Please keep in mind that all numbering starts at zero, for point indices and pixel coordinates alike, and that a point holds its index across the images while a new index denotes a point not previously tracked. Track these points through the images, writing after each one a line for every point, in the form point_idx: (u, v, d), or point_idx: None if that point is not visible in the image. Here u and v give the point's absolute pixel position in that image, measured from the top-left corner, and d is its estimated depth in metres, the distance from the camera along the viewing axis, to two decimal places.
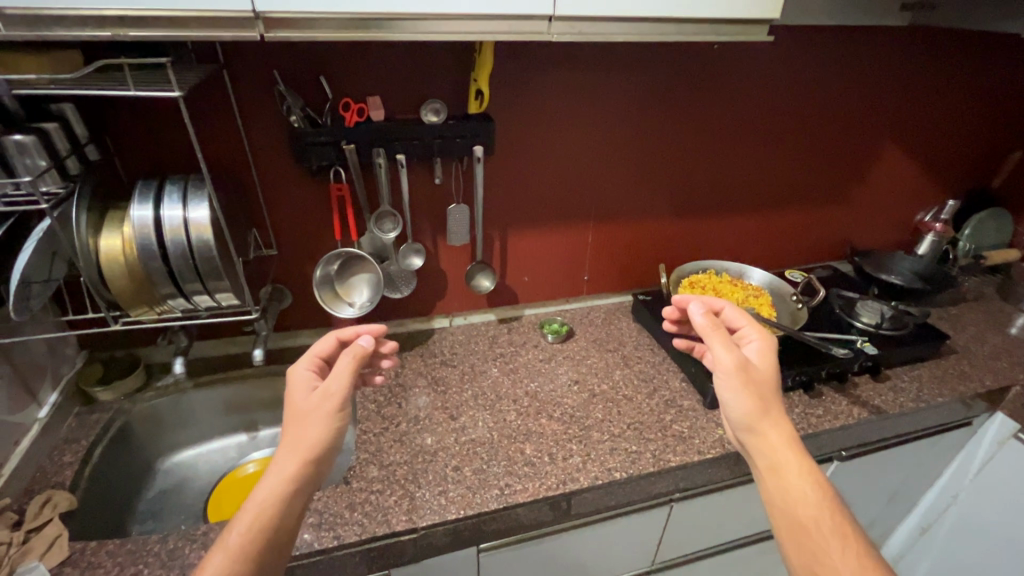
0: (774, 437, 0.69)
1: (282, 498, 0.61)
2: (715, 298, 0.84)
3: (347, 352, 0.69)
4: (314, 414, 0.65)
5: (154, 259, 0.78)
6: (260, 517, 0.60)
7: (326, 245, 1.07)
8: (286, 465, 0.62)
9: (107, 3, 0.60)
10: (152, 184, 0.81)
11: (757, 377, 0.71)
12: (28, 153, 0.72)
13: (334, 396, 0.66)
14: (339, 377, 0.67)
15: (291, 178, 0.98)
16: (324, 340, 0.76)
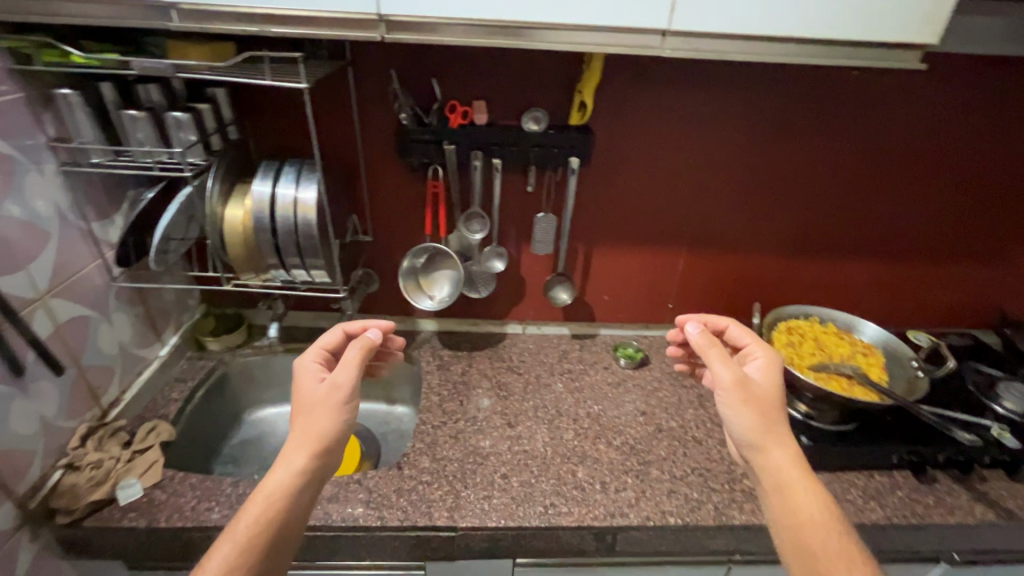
0: (780, 456, 0.67)
1: (289, 489, 0.65)
2: (718, 318, 0.84)
3: (354, 344, 0.74)
4: (320, 407, 0.70)
5: (265, 231, 0.87)
6: (269, 505, 0.63)
7: (416, 239, 1.12)
8: (296, 456, 0.66)
9: (258, 2, 0.68)
10: (274, 164, 0.90)
11: (756, 393, 0.70)
12: (183, 129, 0.83)
13: (342, 385, 0.71)
14: (346, 368, 0.73)
15: (393, 171, 1.04)
16: (329, 334, 0.80)
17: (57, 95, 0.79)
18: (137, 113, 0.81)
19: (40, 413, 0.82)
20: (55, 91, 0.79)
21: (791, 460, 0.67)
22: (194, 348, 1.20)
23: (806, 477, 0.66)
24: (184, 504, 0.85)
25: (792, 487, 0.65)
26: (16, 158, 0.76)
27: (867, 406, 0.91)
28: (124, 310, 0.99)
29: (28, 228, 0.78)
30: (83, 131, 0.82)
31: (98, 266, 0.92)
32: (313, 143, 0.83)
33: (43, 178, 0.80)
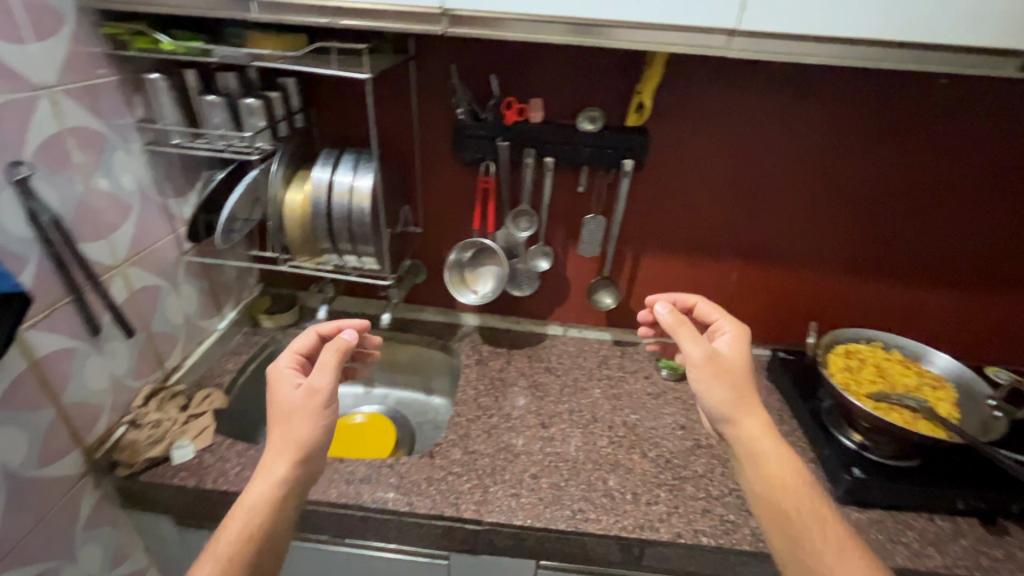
0: (750, 424, 0.75)
1: (272, 499, 0.68)
2: (688, 296, 0.91)
3: (328, 349, 0.76)
4: (298, 414, 0.72)
5: (321, 216, 0.90)
6: (252, 516, 0.66)
7: (464, 233, 1.14)
8: (276, 467, 0.69)
9: None
10: (334, 152, 0.93)
11: (726, 366, 0.77)
12: (254, 114, 0.88)
13: (319, 391, 0.73)
14: (322, 373, 0.74)
15: (447, 165, 1.06)
16: (300, 338, 0.82)
17: (147, 79, 0.85)
18: (214, 99, 0.87)
19: (111, 371, 0.88)
20: (145, 75, 0.85)
21: (759, 427, 0.75)
22: (250, 324, 1.27)
23: (773, 440, 0.74)
24: (229, 469, 0.90)
25: (763, 452, 0.73)
26: (108, 136, 0.83)
27: (931, 443, 0.84)
28: (191, 283, 1.06)
29: (113, 201, 0.85)
30: (166, 114, 0.88)
31: (171, 240, 0.99)
32: (373, 133, 0.85)
33: (128, 156, 0.87)
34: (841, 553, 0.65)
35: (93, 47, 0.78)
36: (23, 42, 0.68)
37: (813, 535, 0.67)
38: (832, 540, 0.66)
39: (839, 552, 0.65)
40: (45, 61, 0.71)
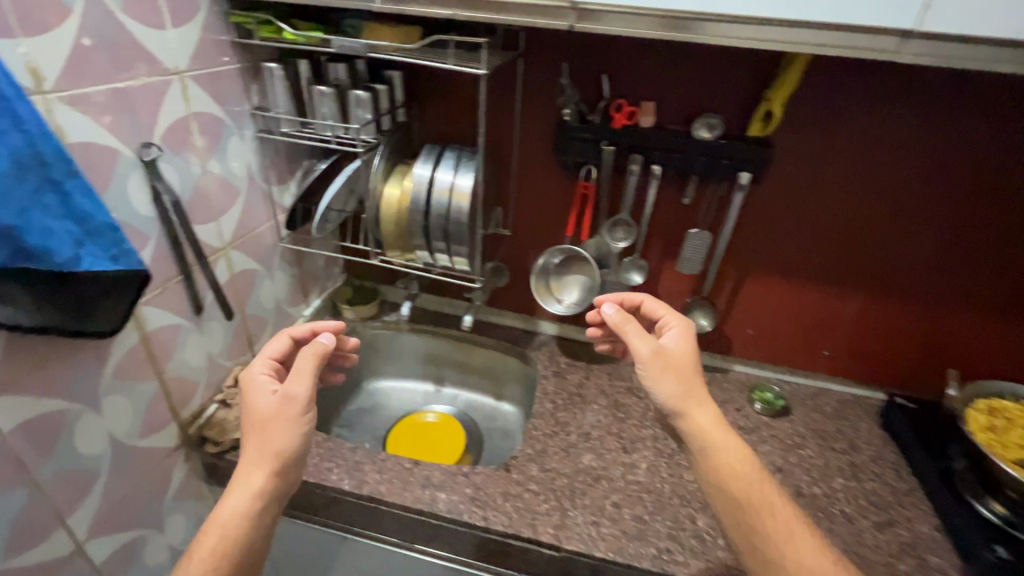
0: (701, 417, 0.72)
1: (249, 510, 0.67)
2: (634, 293, 0.87)
3: (302, 356, 0.74)
4: (273, 424, 0.71)
5: (417, 213, 0.89)
6: (228, 528, 0.66)
7: (554, 239, 1.09)
8: (253, 478, 0.68)
9: None
10: (436, 148, 0.91)
11: (670, 357, 0.75)
12: (363, 107, 0.87)
13: (294, 400, 0.72)
14: (297, 381, 0.72)
15: (544, 167, 1.02)
16: (271, 343, 0.80)
17: (265, 68, 0.86)
18: (326, 89, 0.87)
19: (208, 350, 0.90)
20: (264, 64, 0.86)
21: (709, 419, 0.72)
22: (332, 313, 1.29)
23: (726, 431, 0.71)
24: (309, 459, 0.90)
25: (715, 446, 0.70)
26: (226, 122, 0.85)
27: None
28: (284, 269, 1.08)
29: (225, 185, 0.87)
30: (279, 103, 0.89)
31: (270, 226, 1.01)
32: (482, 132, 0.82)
33: (241, 142, 0.89)
34: (789, 533, 0.65)
35: (221, 34, 0.80)
36: (162, 27, 0.70)
37: (762, 517, 0.65)
38: (783, 522, 0.65)
39: (787, 532, 0.65)
40: (178, 46, 0.73)
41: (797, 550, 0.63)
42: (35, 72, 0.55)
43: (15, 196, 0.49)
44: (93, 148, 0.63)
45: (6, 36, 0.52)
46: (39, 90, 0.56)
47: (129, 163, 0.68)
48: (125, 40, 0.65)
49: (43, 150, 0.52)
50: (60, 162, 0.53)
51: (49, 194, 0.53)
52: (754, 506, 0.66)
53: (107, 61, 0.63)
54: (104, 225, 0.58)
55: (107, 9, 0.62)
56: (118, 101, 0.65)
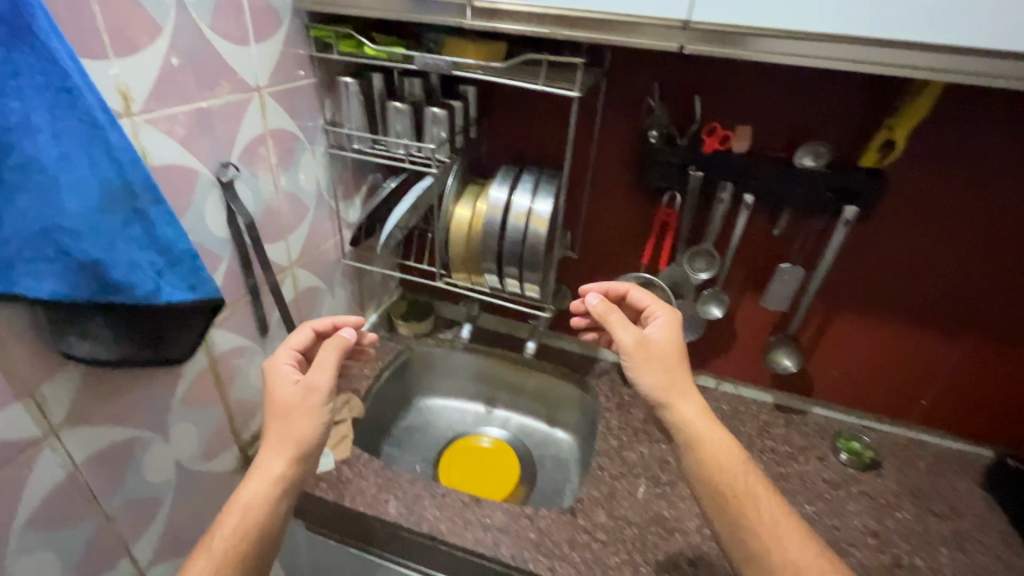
0: (685, 408, 0.70)
1: (269, 494, 0.67)
2: (619, 282, 0.82)
3: (327, 348, 0.72)
4: (296, 412, 0.69)
5: (492, 238, 0.84)
6: (248, 510, 0.66)
7: (625, 266, 1.02)
8: (274, 463, 0.68)
9: (556, 2, 0.64)
10: (513, 170, 0.87)
11: (652, 347, 0.72)
12: (438, 125, 0.83)
13: (318, 390, 0.70)
14: (320, 371, 0.71)
15: (621, 191, 0.95)
16: (296, 334, 0.75)
17: (341, 82, 0.83)
18: (401, 106, 0.83)
19: None
20: (339, 78, 0.83)
21: (693, 410, 0.70)
22: (386, 328, 1.26)
23: (711, 422, 0.70)
24: (367, 488, 0.87)
25: (700, 437, 0.69)
26: (300, 139, 0.82)
27: None
28: (344, 286, 1.05)
29: (295, 203, 0.85)
30: (352, 118, 0.86)
31: (334, 243, 0.98)
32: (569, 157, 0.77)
33: (313, 158, 0.86)
34: (780, 528, 0.64)
35: (300, 48, 0.77)
36: (246, 43, 0.67)
37: (749, 509, 0.65)
38: (771, 517, 0.64)
39: (773, 526, 0.64)
40: (260, 62, 0.70)
41: (784, 544, 0.63)
42: (124, 94, 0.53)
43: (104, 231, 0.47)
44: (174, 170, 0.61)
45: (98, 58, 0.50)
46: (127, 113, 0.53)
47: (207, 184, 0.66)
48: (210, 58, 0.62)
49: (135, 180, 0.49)
50: (150, 192, 0.50)
51: (138, 226, 0.50)
52: (742, 501, 0.65)
53: (193, 80, 0.60)
54: (187, 256, 0.55)
55: (196, 27, 0.59)
56: (200, 121, 0.63)
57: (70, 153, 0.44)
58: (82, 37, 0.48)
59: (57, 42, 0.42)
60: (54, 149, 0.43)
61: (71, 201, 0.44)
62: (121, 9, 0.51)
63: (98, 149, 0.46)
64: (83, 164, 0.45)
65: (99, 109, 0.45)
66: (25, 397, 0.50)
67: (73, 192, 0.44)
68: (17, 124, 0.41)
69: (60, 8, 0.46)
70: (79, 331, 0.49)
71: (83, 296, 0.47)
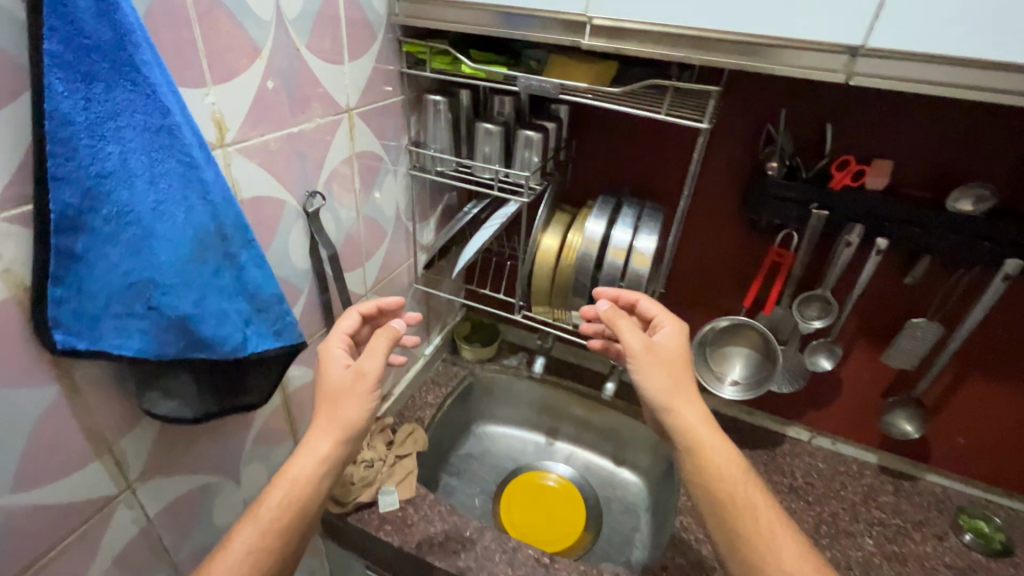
0: (689, 416, 0.61)
1: (316, 476, 0.61)
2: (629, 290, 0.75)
3: (379, 335, 0.66)
4: (346, 396, 0.63)
5: (585, 275, 0.77)
6: (292, 488, 0.60)
7: (720, 305, 0.93)
8: (319, 444, 0.62)
9: (695, 22, 0.55)
10: (611, 200, 0.80)
11: (653, 346, 0.63)
12: (531, 148, 0.76)
13: (368, 376, 0.64)
14: (372, 356, 0.65)
15: (725, 224, 0.86)
16: (347, 316, 0.68)
17: (428, 100, 0.77)
18: (492, 127, 0.76)
19: None
20: (427, 96, 0.77)
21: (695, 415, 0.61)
22: (449, 350, 1.21)
23: (713, 428, 0.61)
24: (432, 535, 0.81)
25: (701, 446, 0.60)
26: (384, 161, 0.77)
27: None
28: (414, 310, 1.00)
29: (374, 228, 0.79)
30: (437, 139, 0.79)
31: (407, 266, 0.92)
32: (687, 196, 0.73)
33: (395, 180, 0.81)
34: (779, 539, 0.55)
35: (390, 64, 0.71)
36: (340, 62, 0.61)
37: (746, 517, 0.56)
38: (765, 528, 0.56)
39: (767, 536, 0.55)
40: (353, 82, 0.65)
41: (779, 556, 0.54)
42: (220, 124, 0.48)
43: (197, 282, 0.42)
44: (263, 202, 0.56)
45: (198, 86, 0.45)
46: (220, 143, 0.48)
47: (294, 215, 0.61)
48: (306, 80, 0.57)
49: (228, 221, 0.44)
50: (241, 231, 0.46)
51: (228, 270, 0.45)
52: (738, 506, 0.57)
53: (287, 105, 0.55)
54: (271, 297, 0.50)
55: (294, 47, 0.54)
56: (291, 148, 0.58)
57: (168, 200, 0.39)
58: (183, 64, 0.43)
59: (158, 75, 0.37)
60: (151, 196, 0.38)
61: (165, 253, 0.39)
62: (222, 31, 0.46)
63: (195, 192, 0.41)
64: (180, 210, 0.40)
65: (198, 147, 0.40)
66: (103, 452, 0.46)
67: (167, 243, 0.39)
68: (113, 170, 0.36)
69: (163, 32, 0.41)
70: (163, 389, 0.45)
71: (172, 353, 0.42)
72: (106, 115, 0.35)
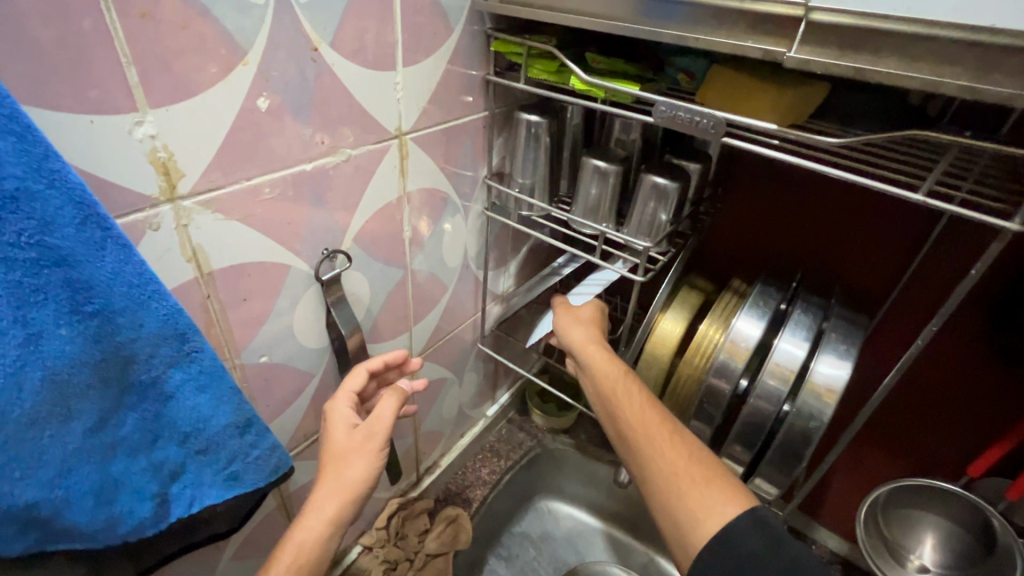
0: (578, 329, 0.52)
1: (331, 540, 0.43)
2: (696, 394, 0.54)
3: (393, 391, 0.49)
4: (356, 454, 0.45)
5: (716, 399, 0.51)
6: (302, 558, 0.41)
7: (918, 451, 0.61)
8: (328, 502, 0.43)
9: None
10: (776, 289, 0.53)
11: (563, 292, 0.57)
12: (658, 201, 0.51)
13: (382, 434, 0.46)
14: (384, 410, 0.47)
15: (957, 340, 0.54)
16: (357, 372, 0.49)
17: (520, 120, 0.55)
18: (606, 166, 0.53)
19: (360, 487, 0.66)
20: (519, 114, 0.55)
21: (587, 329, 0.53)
22: (517, 409, 1.00)
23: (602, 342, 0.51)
24: None
25: (590, 357, 0.50)
26: (450, 198, 0.57)
27: None
28: (477, 370, 0.80)
29: (431, 284, 0.60)
30: (526, 173, 0.57)
31: (472, 323, 0.72)
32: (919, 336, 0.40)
33: (464, 222, 0.61)
34: (651, 427, 0.43)
35: (472, 69, 0.51)
36: (391, 68, 0.42)
37: (618, 402, 0.46)
38: (635, 418, 0.45)
39: (636, 422, 0.44)
40: (410, 95, 0.45)
41: (660, 452, 0.42)
42: (166, 167, 0.31)
43: (56, 445, 0.25)
44: (248, 271, 0.38)
45: (117, 112, 0.27)
46: (168, 195, 0.31)
47: (302, 282, 0.43)
48: (328, 96, 0.38)
49: (127, 336, 0.27)
50: (159, 345, 0.28)
51: (130, 410, 0.28)
52: (614, 397, 0.47)
53: (293, 134, 0.37)
54: (220, 430, 0.33)
55: (308, 47, 0.35)
56: (299, 193, 0.39)
57: None
58: (79, 76, 0.26)
59: None
60: None
61: None
62: (168, 20, 0.28)
63: (52, 304, 0.24)
64: (12, 341, 0.22)
65: (58, 227, 0.23)
66: None
67: None
68: None
69: (38, 26, 0.24)
70: None
71: (15, 553, 0.26)
72: None
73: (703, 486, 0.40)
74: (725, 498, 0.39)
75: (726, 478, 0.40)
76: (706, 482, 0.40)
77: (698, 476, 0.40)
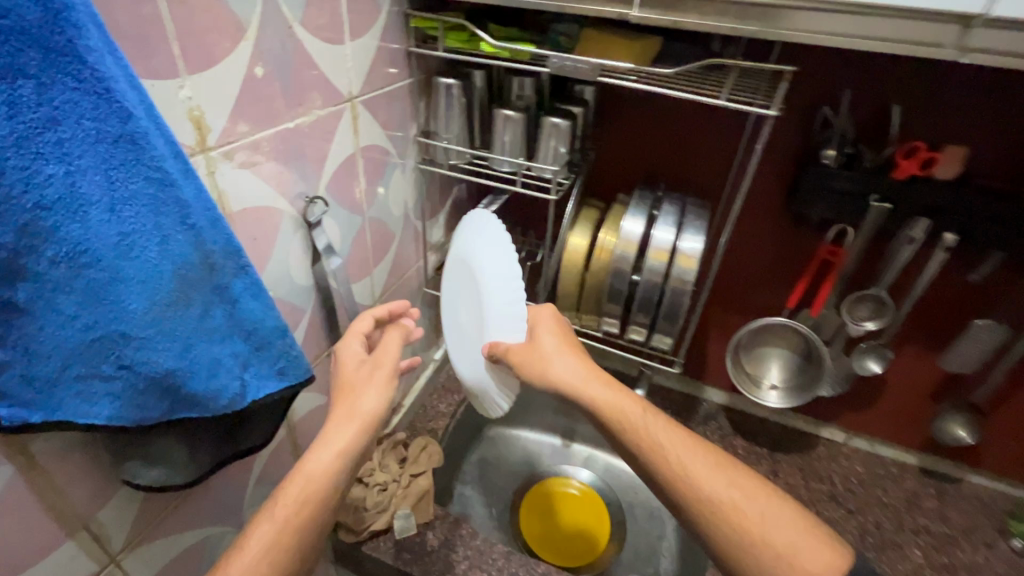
0: (582, 384, 0.52)
1: (338, 477, 0.48)
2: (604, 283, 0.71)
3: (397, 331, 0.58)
4: (366, 384, 0.53)
5: (620, 281, 0.68)
6: (308, 489, 0.46)
7: (757, 304, 0.85)
8: (332, 439, 0.49)
9: None
10: (650, 196, 0.72)
11: (543, 347, 0.56)
12: (557, 137, 0.66)
13: (388, 367, 0.55)
14: (391, 348, 0.56)
15: (768, 215, 0.77)
16: (363, 318, 0.60)
17: (439, 84, 0.67)
18: (513, 114, 0.67)
19: None
20: (438, 79, 0.67)
21: (587, 378, 0.53)
22: None
23: (614, 392, 0.52)
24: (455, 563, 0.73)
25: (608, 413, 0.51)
26: (390, 156, 0.67)
27: None
28: (423, 315, 0.91)
29: (383, 232, 0.70)
30: (449, 129, 0.70)
31: (416, 270, 0.83)
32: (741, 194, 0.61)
33: (403, 176, 0.72)
34: (715, 485, 0.46)
35: (397, 44, 0.62)
36: (341, 42, 0.52)
37: (668, 463, 0.47)
38: (697, 479, 0.46)
39: (705, 491, 0.46)
40: (356, 65, 0.55)
41: (735, 513, 0.44)
42: (199, 123, 0.39)
43: (179, 326, 0.34)
44: (257, 214, 0.47)
45: (168, 77, 0.35)
46: (201, 147, 0.39)
47: (293, 225, 0.52)
48: (302, 65, 0.47)
49: (212, 247, 0.35)
50: (230, 258, 0.37)
51: (215, 308, 0.37)
52: (655, 457, 0.48)
53: (280, 96, 0.46)
54: (272, 332, 0.41)
55: (286, 24, 0.44)
56: (287, 147, 0.48)
57: (135, 231, 0.30)
58: (145, 48, 0.34)
59: (113, 66, 0.28)
60: (113, 227, 0.29)
61: (135, 298, 0.31)
62: (196, 4, 0.36)
63: (171, 217, 0.32)
64: (151, 244, 0.31)
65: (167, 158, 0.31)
66: (78, 529, 0.38)
67: (139, 286, 0.31)
68: (60, 198, 0.27)
69: (116, 10, 0.32)
70: (147, 456, 0.37)
71: (155, 417, 0.34)
72: (42, 123, 0.26)
73: (797, 539, 0.43)
74: (818, 549, 0.43)
75: (807, 524, 0.44)
76: (800, 533, 0.44)
77: (781, 527, 0.44)
